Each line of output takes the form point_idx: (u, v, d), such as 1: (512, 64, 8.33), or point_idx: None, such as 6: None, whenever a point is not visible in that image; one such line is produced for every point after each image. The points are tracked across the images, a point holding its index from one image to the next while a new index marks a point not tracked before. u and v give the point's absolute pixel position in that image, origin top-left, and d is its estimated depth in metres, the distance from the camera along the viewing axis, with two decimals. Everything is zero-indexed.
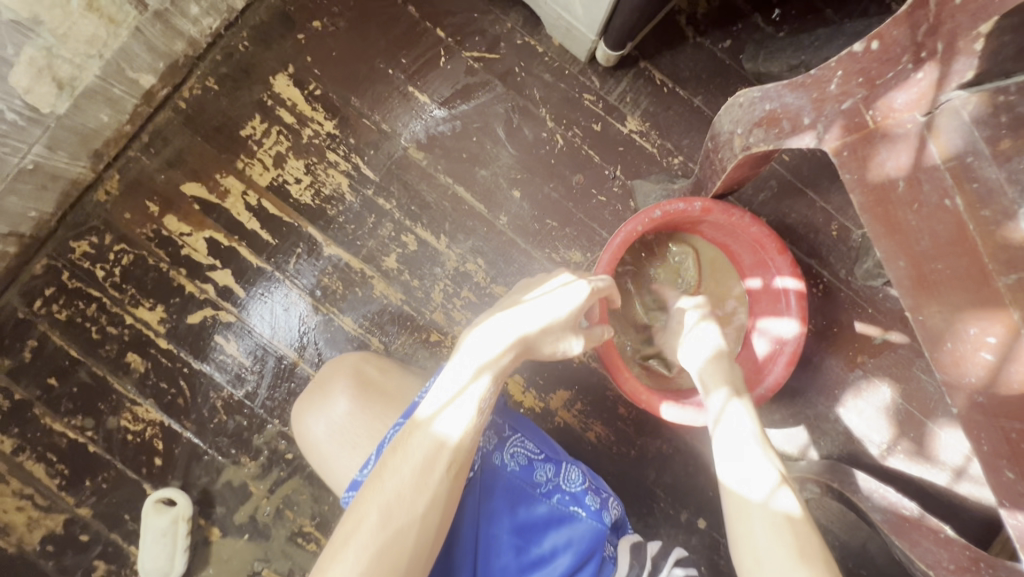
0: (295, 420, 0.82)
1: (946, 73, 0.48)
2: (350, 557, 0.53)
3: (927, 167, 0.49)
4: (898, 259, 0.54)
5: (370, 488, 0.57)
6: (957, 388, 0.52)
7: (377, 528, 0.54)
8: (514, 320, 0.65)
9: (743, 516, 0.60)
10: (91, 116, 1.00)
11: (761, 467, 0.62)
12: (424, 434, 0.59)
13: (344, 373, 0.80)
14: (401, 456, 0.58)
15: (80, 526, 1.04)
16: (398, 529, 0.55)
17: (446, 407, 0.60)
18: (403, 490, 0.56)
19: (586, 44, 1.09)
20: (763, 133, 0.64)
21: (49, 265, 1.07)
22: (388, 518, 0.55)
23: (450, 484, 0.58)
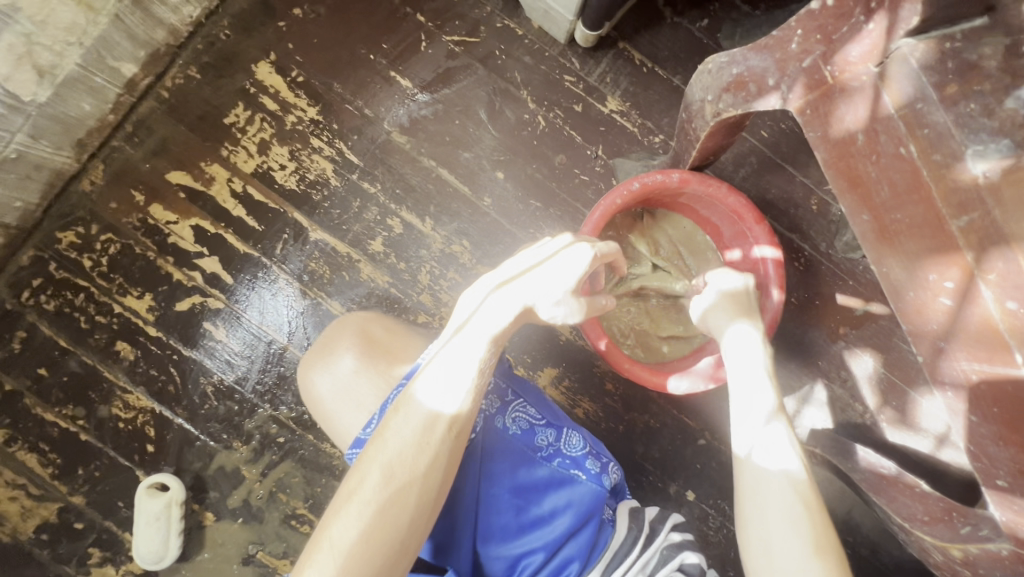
0: (300, 379, 0.84)
1: (895, 20, 0.48)
2: (354, 511, 0.56)
3: (883, 117, 0.51)
4: (861, 213, 0.57)
5: (373, 447, 0.59)
6: (921, 335, 0.55)
7: (379, 486, 0.57)
8: (512, 284, 0.66)
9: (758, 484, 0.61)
10: (73, 104, 1.01)
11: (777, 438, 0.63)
12: (424, 396, 0.61)
13: (348, 332, 0.81)
14: (402, 417, 0.60)
15: (74, 514, 1.05)
16: (399, 486, 0.57)
17: (446, 371, 0.62)
18: (404, 451, 0.59)
19: (564, 25, 1.10)
20: (732, 98, 0.65)
21: (36, 256, 1.08)
22: (389, 477, 0.58)
23: (452, 445, 0.60)
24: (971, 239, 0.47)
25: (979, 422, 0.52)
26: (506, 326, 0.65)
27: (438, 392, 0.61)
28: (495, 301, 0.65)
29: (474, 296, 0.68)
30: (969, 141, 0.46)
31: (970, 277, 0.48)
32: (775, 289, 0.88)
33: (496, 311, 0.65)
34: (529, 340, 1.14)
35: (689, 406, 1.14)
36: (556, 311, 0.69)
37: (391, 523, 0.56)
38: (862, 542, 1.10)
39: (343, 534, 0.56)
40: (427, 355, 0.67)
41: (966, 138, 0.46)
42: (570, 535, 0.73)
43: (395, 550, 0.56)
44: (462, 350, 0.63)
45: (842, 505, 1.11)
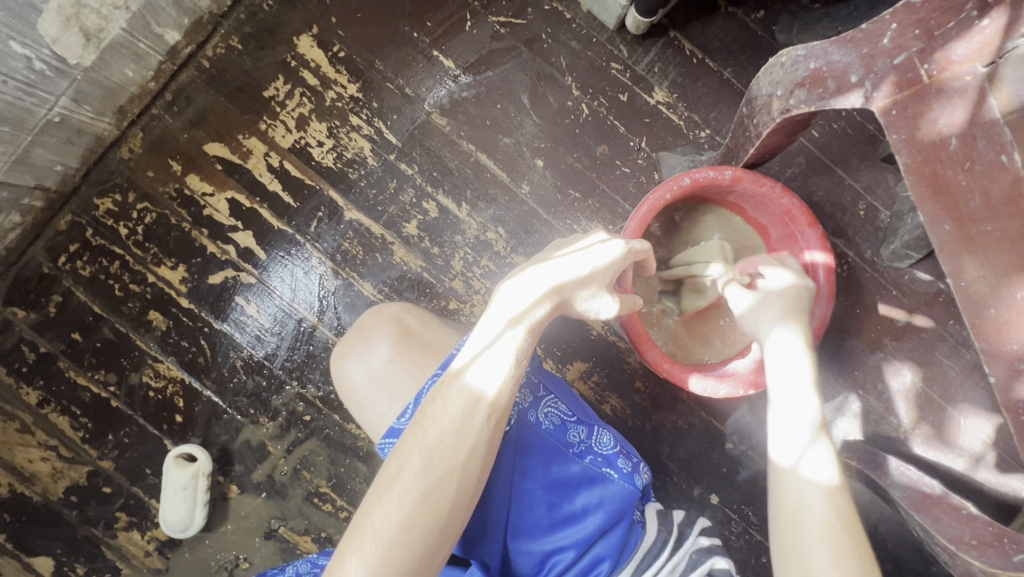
0: (333, 364, 0.83)
1: (1016, 18, 0.46)
2: (394, 501, 0.56)
3: (985, 122, 0.48)
4: (942, 223, 0.53)
5: (411, 437, 0.58)
6: (996, 356, 0.51)
7: (419, 475, 0.56)
8: (549, 272, 0.64)
9: (796, 499, 0.56)
10: (117, 70, 1.00)
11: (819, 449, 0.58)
12: (464, 386, 0.60)
13: (384, 321, 0.80)
14: (440, 407, 0.59)
15: (103, 479, 1.07)
16: (439, 476, 0.56)
17: (481, 362, 0.60)
18: (442, 441, 0.57)
19: (616, 11, 1.07)
20: (805, 94, 0.62)
21: (73, 222, 1.08)
22: (429, 465, 0.57)
23: (488, 435, 0.59)
24: None
25: None
26: (545, 316, 0.63)
27: (472, 381, 0.60)
28: (536, 291, 0.63)
29: (513, 285, 0.64)
30: None
31: None
32: (824, 295, 0.86)
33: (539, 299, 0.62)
34: (558, 334, 1.12)
35: (718, 409, 1.12)
36: (594, 304, 0.68)
37: (429, 512, 0.55)
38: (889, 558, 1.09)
39: (384, 523, 0.55)
40: (462, 345, 0.65)
41: None
42: (601, 534, 0.71)
43: (433, 540, 0.55)
44: (503, 340, 0.61)
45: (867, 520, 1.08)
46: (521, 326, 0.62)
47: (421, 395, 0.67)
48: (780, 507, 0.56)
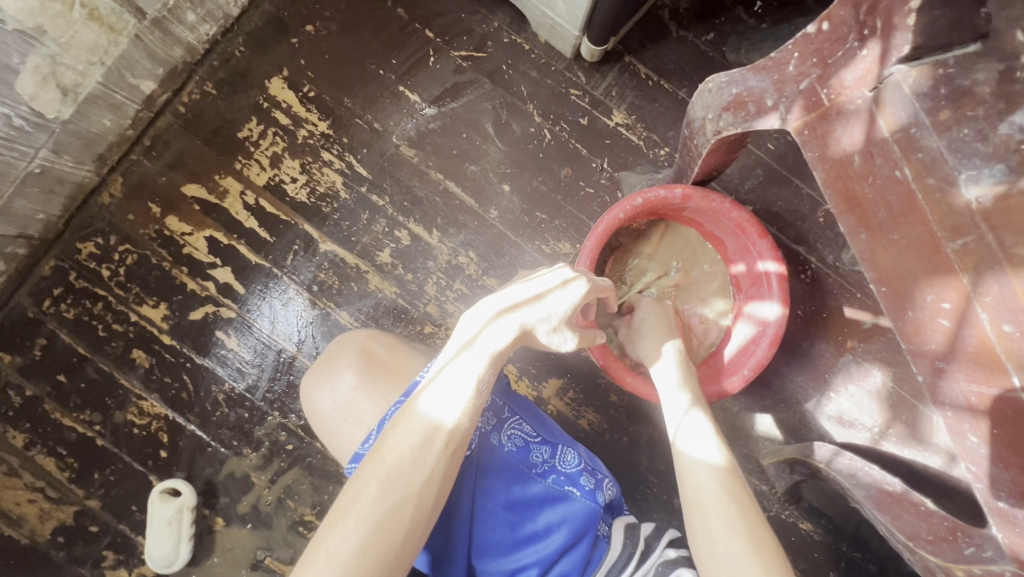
0: (303, 391, 0.85)
1: (887, 48, 0.49)
2: (350, 525, 0.57)
3: (878, 140, 0.51)
4: (859, 233, 0.56)
5: (371, 461, 0.61)
6: (920, 355, 0.54)
7: (377, 498, 0.58)
8: (512, 306, 0.67)
9: (692, 480, 0.65)
10: (94, 121, 1.04)
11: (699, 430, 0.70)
12: (425, 414, 0.62)
13: (350, 349, 0.83)
14: (399, 432, 0.61)
15: (90, 518, 1.08)
16: (396, 501, 0.58)
17: (443, 392, 0.63)
18: (401, 467, 0.60)
19: (570, 40, 1.12)
20: (731, 117, 0.66)
21: (57, 266, 1.11)
22: (387, 491, 0.59)
23: (445, 461, 0.61)
24: (966, 262, 0.47)
25: (977, 442, 0.51)
26: (505, 348, 0.66)
27: (430, 408, 0.62)
28: (496, 324, 0.66)
29: (476, 319, 0.67)
30: (962, 166, 0.46)
31: (968, 301, 0.47)
32: (778, 302, 0.88)
33: (499, 327, 0.66)
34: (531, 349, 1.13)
35: None
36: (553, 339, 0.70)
37: (386, 534, 0.57)
38: (871, 558, 1.11)
39: (340, 547, 0.56)
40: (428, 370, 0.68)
41: (959, 162, 0.46)
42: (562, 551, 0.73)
43: (390, 562, 0.57)
44: (460, 368, 0.64)
45: (850, 521, 1.11)
46: (480, 354, 0.65)
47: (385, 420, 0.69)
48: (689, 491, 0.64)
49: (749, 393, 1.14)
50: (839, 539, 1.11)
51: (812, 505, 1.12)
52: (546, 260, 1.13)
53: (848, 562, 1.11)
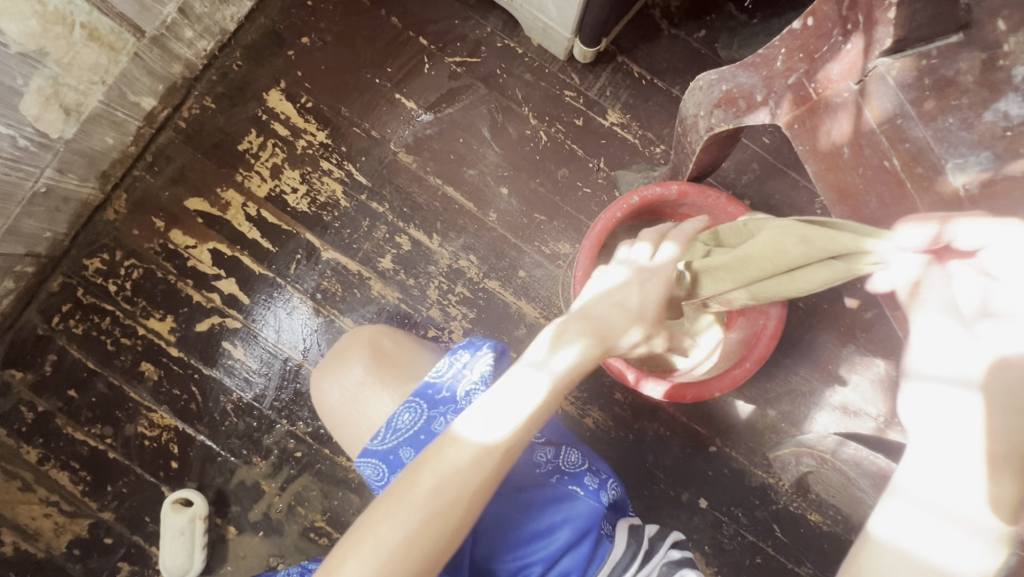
0: (311, 383, 0.87)
1: (870, 42, 0.50)
2: (400, 514, 0.51)
3: (866, 132, 0.52)
4: (851, 224, 0.57)
5: (427, 455, 0.54)
6: None
7: (428, 498, 0.51)
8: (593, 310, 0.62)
9: None
10: (97, 139, 1.06)
11: (968, 543, 0.36)
12: (496, 406, 0.55)
13: (360, 344, 0.83)
14: (463, 429, 0.54)
15: (104, 530, 1.09)
16: (453, 495, 0.51)
17: (520, 387, 0.56)
18: (458, 469, 0.52)
19: (563, 43, 1.13)
20: (722, 113, 0.66)
21: (64, 283, 1.13)
22: (444, 483, 0.52)
23: (503, 469, 0.54)
24: None
25: None
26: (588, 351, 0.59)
27: (490, 411, 0.54)
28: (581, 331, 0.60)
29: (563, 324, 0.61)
30: (949, 155, 0.47)
31: None
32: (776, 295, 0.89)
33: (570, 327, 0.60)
34: None
35: (699, 413, 1.15)
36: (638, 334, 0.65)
37: (429, 537, 0.51)
38: None
39: (388, 534, 0.51)
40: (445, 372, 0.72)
41: (946, 151, 0.47)
42: (566, 550, 0.73)
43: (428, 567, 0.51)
44: (535, 370, 0.57)
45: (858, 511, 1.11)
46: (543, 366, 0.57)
47: (395, 418, 0.71)
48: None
49: (753, 386, 1.14)
50: (848, 530, 1.11)
51: (819, 496, 1.12)
52: (546, 261, 1.14)
53: None
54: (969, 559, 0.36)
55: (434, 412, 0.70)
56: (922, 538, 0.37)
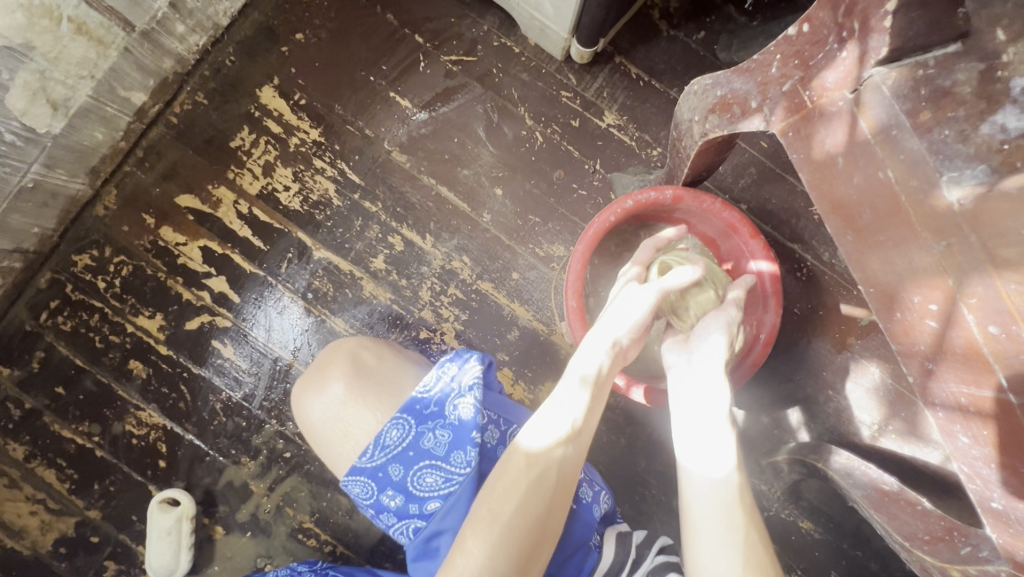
0: (293, 398, 0.85)
1: (865, 50, 0.49)
2: (508, 492, 0.54)
3: (861, 142, 0.51)
4: (845, 235, 0.56)
5: (505, 463, 0.56)
6: (910, 356, 0.53)
7: (527, 470, 0.55)
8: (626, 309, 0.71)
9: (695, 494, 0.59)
10: (86, 134, 1.05)
11: (722, 445, 0.60)
12: (565, 397, 0.60)
13: (341, 358, 0.82)
14: (537, 421, 0.59)
15: (91, 528, 1.09)
16: (545, 464, 0.55)
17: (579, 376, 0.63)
18: (541, 468, 0.55)
19: (560, 43, 1.12)
20: (717, 119, 0.67)
21: (53, 279, 1.12)
22: (534, 458, 0.56)
23: (579, 461, 0.58)
24: (951, 263, 0.46)
25: (969, 443, 0.50)
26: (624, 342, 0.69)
27: (550, 422, 0.58)
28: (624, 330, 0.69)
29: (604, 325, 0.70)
30: (943, 168, 0.45)
31: (953, 301, 0.46)
32: (772, 302, 0.88)
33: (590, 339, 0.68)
34: (528, 352, 1.12)
35: None
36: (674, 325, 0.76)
37: (523, 533, 0.53)
38: (872, 557, 1.10)
39: (501, 509, 0.54)
40: (433, 389, 0.71)
41: (941, 164, 0.45)
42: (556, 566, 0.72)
43: (528, 560, 0.53)
44: (583, 362, 0.65)
45: (850, 519, 1.11)
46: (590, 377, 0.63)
47: (383, 434, 0.69)
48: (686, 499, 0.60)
49: (746, 393, 1.13)
50: (840, 538, 1.10)
51: (812, 504, 1.11)
52: (540, 263, 1.13)
53: (849, 561, 1.11)
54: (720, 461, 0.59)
55: (422, 428, 0.69)
56: (704, 455, 0.60)
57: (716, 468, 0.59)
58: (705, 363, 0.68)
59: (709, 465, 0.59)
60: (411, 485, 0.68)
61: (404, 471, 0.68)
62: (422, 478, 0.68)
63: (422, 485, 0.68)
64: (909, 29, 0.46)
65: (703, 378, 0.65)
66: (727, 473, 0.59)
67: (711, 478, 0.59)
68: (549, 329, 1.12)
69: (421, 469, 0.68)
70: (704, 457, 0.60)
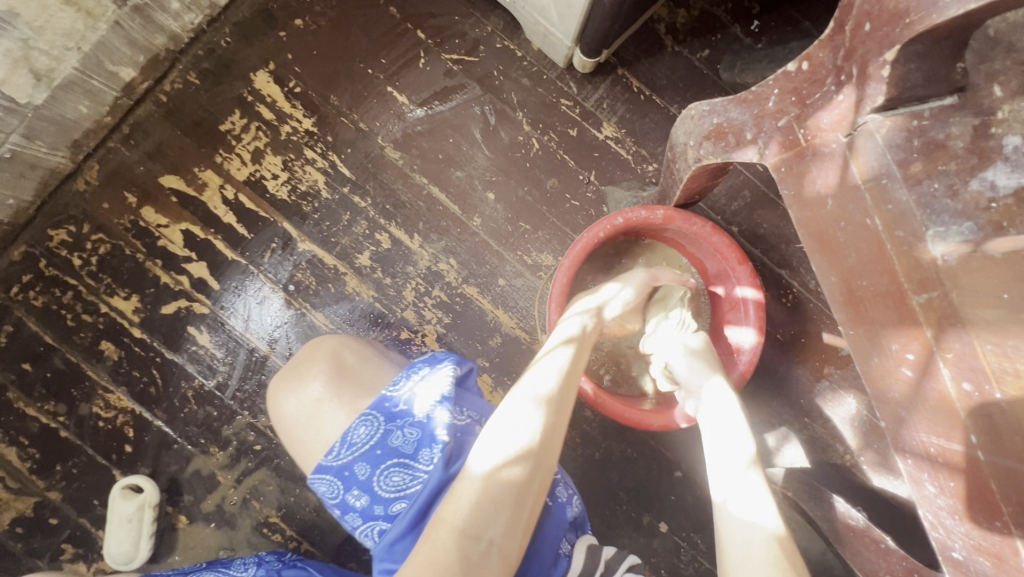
0: (268, 397, 0.84)
1: (862, 96, 0.48)
2: (493, 433, 0.58)
3: (850, 187, 0.50)
4: (830, 275, 0.55)
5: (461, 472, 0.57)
6: (885, 403, 0.52)
7: (505, 415, 0.59)
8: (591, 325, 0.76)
9: (737, 537, 0.56)
10: (70, 107, 1.02)
11: (758, 493, 0.59)
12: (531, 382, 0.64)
13: (320, 355, 0.81)
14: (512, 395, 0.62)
15: (50, 510, 1.06)
16: (524, 411, 0.60)
17: (540, 370, 0.66)
18: (492, 470, 0.54)
19: (563, 50, 1.10)
20: (711, 146, 0.67)
21: (27, 252, 1.09)
22: (512, 408, 0.60)
23: (558, 425, 0.60)
24: (931, 316, 0.46)
25: (935, 493, 0.49)
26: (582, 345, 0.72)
27: (501, 439, 0.56)
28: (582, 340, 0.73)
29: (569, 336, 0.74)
30: (931, 222, 0.45)
31: (931, 353, 0.46)
32: (754, 329, 0.87)
33: (554, 353, 0.69)
34: (509, 360, 1.11)
35: (667, 438, 1.14)
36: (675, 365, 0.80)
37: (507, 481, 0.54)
38: None
39: (486, 442, 0.57)
40: (407, 392, 0.70)
41: (928, 218, 0.45)
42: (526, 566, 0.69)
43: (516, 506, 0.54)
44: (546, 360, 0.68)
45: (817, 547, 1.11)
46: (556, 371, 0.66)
47: (349, 432, 0.68)
48: (722, 545, 0.57)
49: None
50: None
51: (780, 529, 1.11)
52: (527, 271, 1.12)
53: None
54: (761, 509, 0.57)
55: (391, 426, 0.68)
56: (744, 502, 0.59)
57: (758, 513, 0.57)
58: (721, 402, 0.70)
59: (749, 509, 0.58)
60: (377, 485, 0.66)
61: (370, 470, 0.66)
62: (389, 478, 0.66)
63: (388, 485, 0.66)
64: (904, 81, 0.45)
65: (727, 427, 0.67)
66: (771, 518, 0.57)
67: (757, 522, 0.56)
68: (532, 338, 1.11)
69: (388, 468, 0.66)
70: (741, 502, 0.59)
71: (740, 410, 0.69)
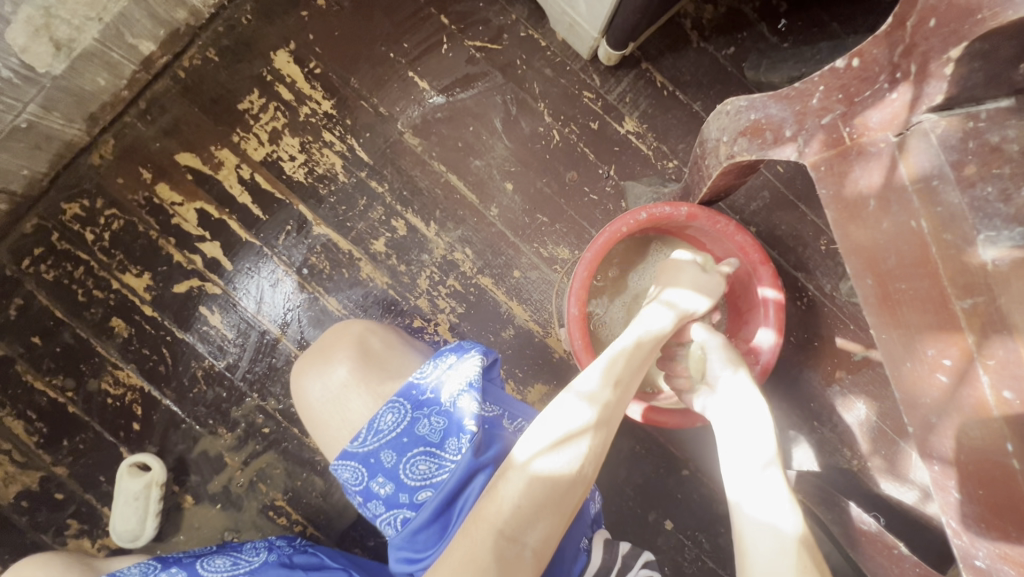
0: (292, 383, 0.83)
1: (919, 95, 0.48)
2: (543, 438, 0.57)
3: (897, 187, 0.50)
4: (865, 277, 0.54)
5: (503, 470, 0.56)
6: (913, 408, 0.51)
7: (556, 419, 0.58)
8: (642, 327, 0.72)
9: (753, 539, 0.57)
10: (88, 79, 1.00)
11: (777, 492, 0.59)
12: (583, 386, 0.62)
13: (347, 341, 0.80)
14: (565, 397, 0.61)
15: (56, 484, 1.06)
16: (574, 419, 0.58)
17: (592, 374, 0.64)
18: (535, 474, 0.54)
19: (588, 41, 1.09)
20: (747, 142, 0.67)
21: (39, 225, 1.08)
22: (563, 412, 0.59)
23: (604, 437, 0.60)
24: (974, 323, 0.45)
25: (960, 499, 0.49)
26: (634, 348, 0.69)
27: (551, 441, 0.56)
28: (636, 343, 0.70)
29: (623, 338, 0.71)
30: (982, 225, 0.44)
31: (970, 359, 0.46)
32: (773, 330, 0.87)
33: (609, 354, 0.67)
34: (521, 352, 1.10)
35: (676, 436, 1.14)
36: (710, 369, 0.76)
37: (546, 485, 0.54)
38: None
39: (534, 447, 0.56)
40: (437, 380, 0.69)
41: (979, 221, 0.44)
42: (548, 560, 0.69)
43: (552, 512, 0.54)
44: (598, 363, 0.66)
45: None
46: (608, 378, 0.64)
47: (376, 419, 0.67)
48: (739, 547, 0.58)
49: None
50: None
51: None
52: (543, 263, 1.11)
53: None
54: (778, 510, 0.58)
55: (418, 414, 0.68)
56: (762, 502, 0.58)
57: (776, 514, 0.57)
58: (740, 395, 0.69)
59: (767, 511, 0.58)
60: (403, 473, 0.66)
61: (396, 458, 0.66)
62: (414, 466, 0.66)
63: (415, 473, 0.65)
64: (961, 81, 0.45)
65: (748, 421, 0.65)
66: (789, 520, 0.57)
67: (776, 526, 0.57)
68: (544, 331, 1.11)
69: (415, 456, 0.66)
70: (758, 503, 0.58)
71: (763, 405, 0.67)
